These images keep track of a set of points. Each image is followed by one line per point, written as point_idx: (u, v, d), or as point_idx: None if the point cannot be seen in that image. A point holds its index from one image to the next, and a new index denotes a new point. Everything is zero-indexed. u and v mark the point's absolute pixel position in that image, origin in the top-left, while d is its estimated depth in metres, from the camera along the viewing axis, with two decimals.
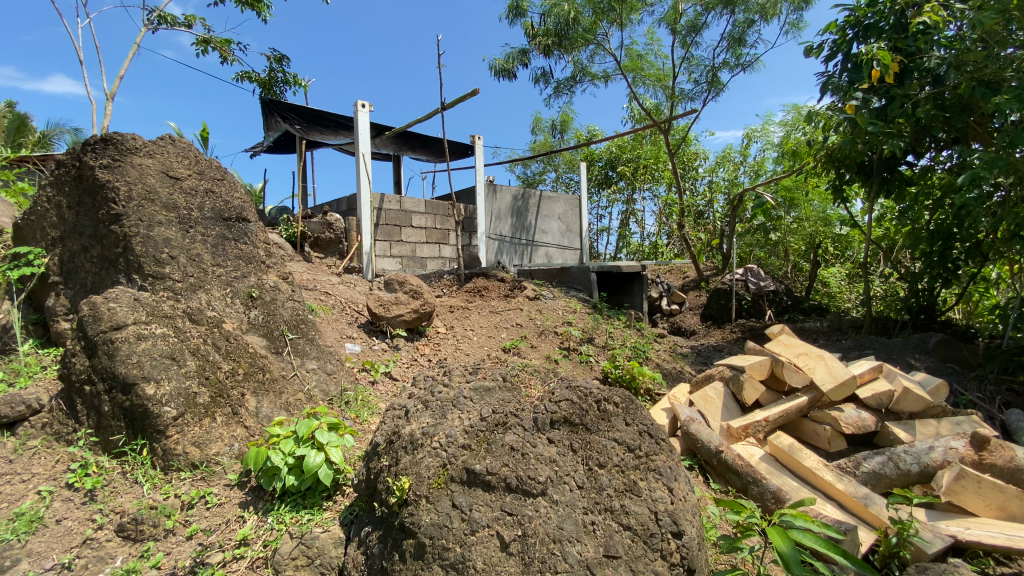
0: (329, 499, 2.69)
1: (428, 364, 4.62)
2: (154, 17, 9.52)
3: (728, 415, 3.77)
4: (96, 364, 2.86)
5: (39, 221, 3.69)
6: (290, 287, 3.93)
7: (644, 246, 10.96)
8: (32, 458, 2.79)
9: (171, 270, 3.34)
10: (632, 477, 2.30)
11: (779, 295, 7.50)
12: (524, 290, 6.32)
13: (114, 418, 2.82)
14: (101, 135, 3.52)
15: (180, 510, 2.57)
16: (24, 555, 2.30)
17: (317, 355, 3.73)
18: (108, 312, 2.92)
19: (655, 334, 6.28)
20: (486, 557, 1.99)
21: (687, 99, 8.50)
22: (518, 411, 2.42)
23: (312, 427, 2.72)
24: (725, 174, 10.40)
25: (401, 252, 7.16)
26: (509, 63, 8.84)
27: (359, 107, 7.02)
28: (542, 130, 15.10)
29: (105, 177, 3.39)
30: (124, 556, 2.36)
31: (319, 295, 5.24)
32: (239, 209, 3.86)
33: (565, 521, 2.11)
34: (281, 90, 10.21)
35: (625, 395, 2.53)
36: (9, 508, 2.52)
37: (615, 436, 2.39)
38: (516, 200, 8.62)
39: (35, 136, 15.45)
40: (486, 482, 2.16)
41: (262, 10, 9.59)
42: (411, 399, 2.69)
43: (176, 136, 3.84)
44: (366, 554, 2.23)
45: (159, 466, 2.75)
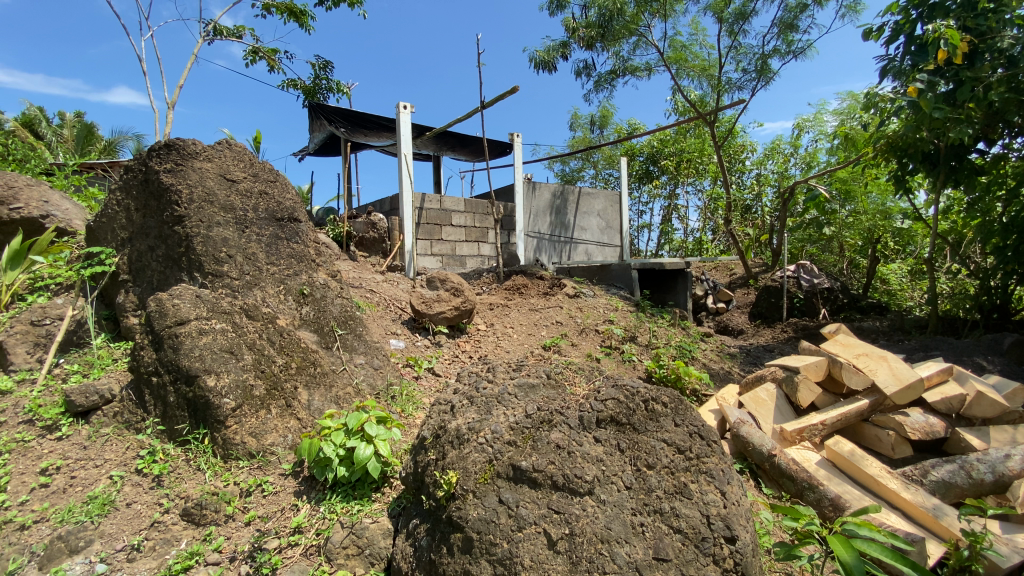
0: (377, 491, 2.77)
1: (470, 361, 4.66)
2: (209, 29, 10.04)
3: (781, 418, 3.61)
4: (162, 357, 3.03)
5: (110, 223, 3.94)
6: (338, 284, 4.08)
7: (688, 243, 10.69)
8: (105, 444, 2.99)
9: (229, 268, 3.51)
10: (682, 479, 2.24)
11: (834, 292, 7.15)
12: (563, 288, 6.29)
13: (179, 408, 2.98)
14: (164, 140, 3.72)
15: (239, 497, 2.70)
16: (97, 536, 2.48)
17: (365, 350, 3.84)
18: (173, 308, 3.09)
19: (700, 333, 6.11)
20: (533, 554, 1.99)
21: (734, 89, 8.19)
22: (563, 408, 2.40)
23: (362, 420, 2.79)
24: (775, 166, 9.99)
25: (442, 250, 7.26)
26: (549, 56, 8.78)
27: (401, 108, 7.15)
28: (581, 126, 14.97)
29: (169, 181, 3.59)
30: (189, 539, 2.51)
31: (364, 292, 5.38)
32: (291, 209, 4.01)
33: (612, 521, 2.08)
34: (325, 96, 10.55)
35: (674, 394, 2.45)
36: (85, 491, 2.71)
37: (664, 437, 2.33)
38: (556, 197, 8.57)
39: (102, 143, 16.61)
40: (532, 479, 2.15)
41: (305, 21, 9.92)
42: (456, 394, 2.70)
43: (232, 140, 4.02)
44: (414, 546, 2.26)
45: (219, 454, 2.89)
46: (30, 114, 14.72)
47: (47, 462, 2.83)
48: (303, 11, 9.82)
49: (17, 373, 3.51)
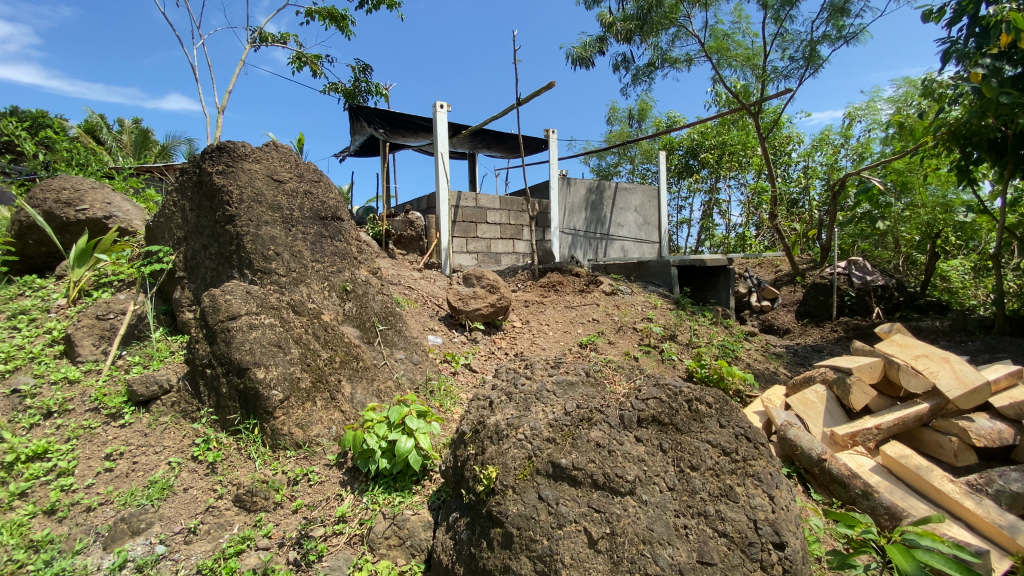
0: (418, 483, 2.83)
1: (506, 357, 4.66)
2: (256, 36, 10.43)
3: (832, 421, 3.45)
4: (216, 350, 3.18)
5: (167, 223, 4.16)
6: (378, 282, 4.18)
7: (729, 239, 10.36)
8: (164, 432, 3.16)
9: (277, 265, 3.64)
10: (728, 481, 2.18)
11: (889, 290, 6.78)
12: (599, 285, 6.23)
13: (231, 399, 3.12)
14: (216, 143, 3.88)
15: (287, 485, 2.80)
16: (157, 519, 2.63)
17: (404, 345, 3.91)
18: (226, 304, 3.23)
19: (744, 333, 5.92)
20: (574, 552, 1.97)
21: (780, 78, 7.86)
22: (603, 407, 2.37)
23: (403, 413, 2.86)
24: (823, 158, 9.56)
25: (477, 248, 7.30)
26: (586, 51, 8.68)
27: (438, 107, 7.24)
28: (618, 120, 14.73)
29: (221, 182, 3.75)
30: (240, 524, 2.63)
31: (402, 288, 5.48)
32: (334, 209, 4.15)
33: (655, 522, 2.04)
34: (364, 98, 10.79)
35: (719, 395, 2.39)
36: (146, 476, 2.88)
37: (708, 438, 2.28)
38: (592, 193, 8.48)
39: (156, 147, 17.51)
40: (572, 477, 2.13)
41: (346, 26, 10.16)
42: (495, 390, 2.71)
43: (278, 142, 4.17)
44: (454, 539, 2.28)
45: (268, 444, 3.00)
46: (92, 121, 15.68)
47: (111, 448, 3.02)
48: (343, 15, 10.06)
49: (84, 364, 3.75)
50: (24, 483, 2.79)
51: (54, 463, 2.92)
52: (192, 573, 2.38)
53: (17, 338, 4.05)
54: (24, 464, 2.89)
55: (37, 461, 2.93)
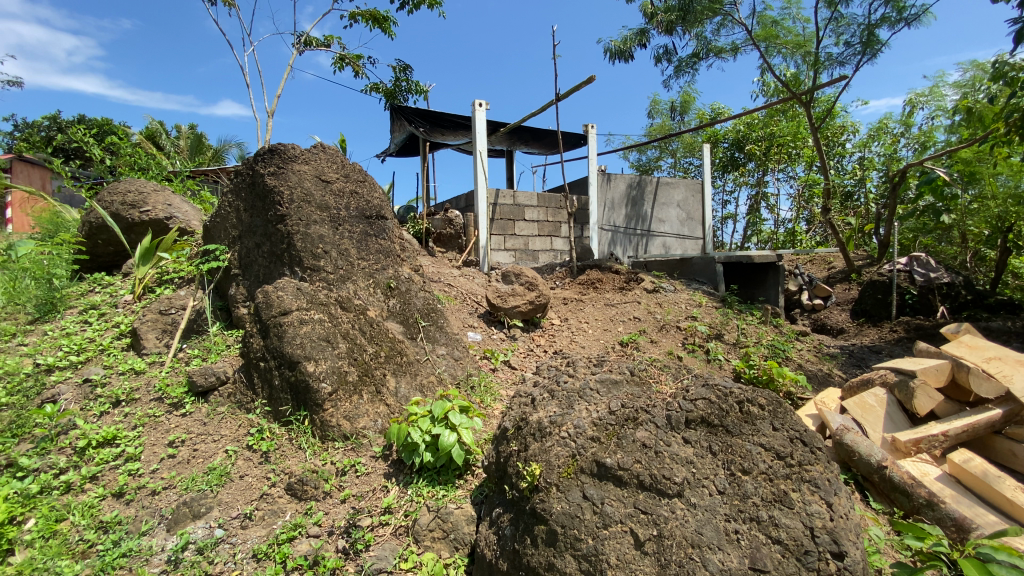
0: (461, 477, 2.87)
1: (545, 355, 4.64)
2: (302, 41, 10.80)
3: (893, 426, 3.26)
4: (269, 344, 3.32)
5: (223, 223, 4.35)
6: (421, 279, 4.26)
7: (778, 234, 9.95)
8: (221, 421, 3.32)
9: (325, 263, 3.76)
10: (782, 487, 2.10)
11: (955, 288, 6.33)
12: (641, 282, 6.12)
13: (283, 391, 3.25)
14: (268, 146, 4.04)
15: (335, 475, 2.90)
16: (216, 503, 2.77)
17: (446, 341, 3.97)
18: (278, 300, 3.36)
19: (795, 332, 5.68)
20: (619, 553, 1.94)
21: (835, 65, 7.47)
22: (650, 407, 2.33)
23: (446, 408, 2.91)
24: (881, 148, 9.04)
25: (515, 245, 7.31)
26: (626, 45, 8.52)
27: (477, 106, 7.29)
28: (660, 113, 14.42)
29: (272, 183, 3.89)
30: (292, 512, 2.73)
31: (443, 286, 5.55)
32: (378, 208, 4.26)
33: (704, 526, 1.99)
34: (405, 98, 10.98)
35: (771, 397, 2.33)
36: (206, 462, 3.04)
37: (760, 441, 2.21)
38: (632, 188, 8.32)
39: (211, 151, 18.45)
40: (617, 477, 2.10)
41: (387, 27, 10.36)
42: (536, 388, 2.71)
43: (326, 144, 4.30)
44: (498, 535, 2.28)
45: (318, 435, 3.11)
46: (153, 128, 16.66)
47: (174, 436, 3.20)
48: (385, 17, 10.26)
49: (149, 356, 3.99)
50: (95, 467, 3.02)
51: (123, 448, 3.14)
52: (249, 557, 2.50)
53: (89, 332, 4.37)
54: (95, 450, 3.13)
55: (107, 447, 3.16)
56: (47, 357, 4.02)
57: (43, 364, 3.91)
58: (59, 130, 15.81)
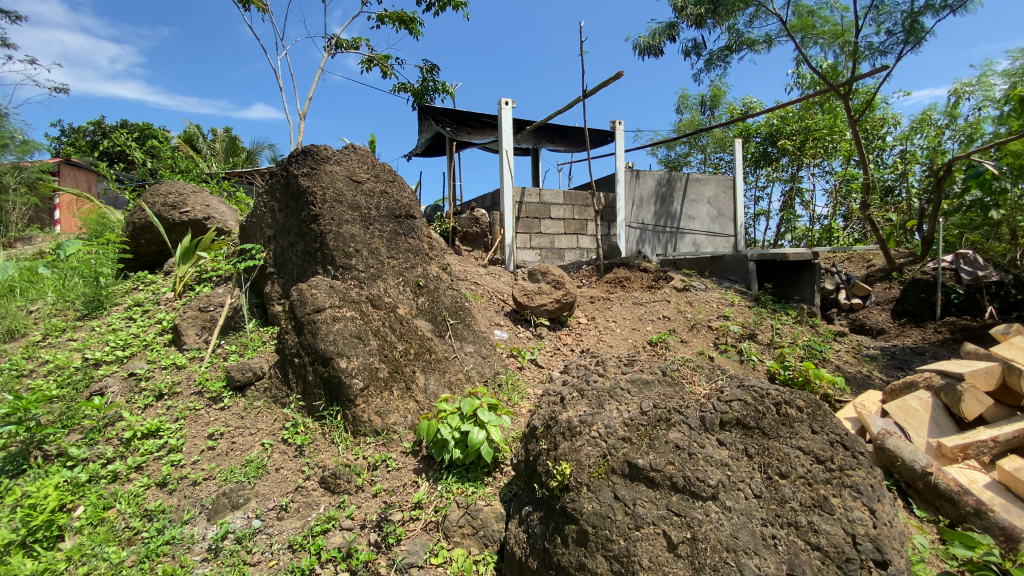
0: (489, 475, 2.90)
1: (572, 354, 4.62)
2: (332, 43, 11.02)
3: (938, 431, 3.13)
4: (303, 340, 3.40)
5: (259, 223, 4.48)
6: (448, 277, 4.29)
7: (813, 231, 9.65)
8: (258, 415, 3.42)
9: (356, 261, 3.83)
10: (822, 492, 2.06)
11: (1005, 287, 5.99)
12: (670, 281, 6.02)
13: (316, 386, 3.33)
14: (302, 147, 4.14)
15: (367, 470, 2.95)
16: (253, 495, 2.86)
17: (473, 339, 3.99)
18: (312, 297, 3.45)
19: (832, 332, 5.50)
20: (652, 555, 1.92)
21: (876, 55, 7.19)
22: (682, 407, 2.29)
23: (474, 405, 2.93)
24: (924, 141, 8.67)
25: (541, 243, 7.30)
26: (654, 40, 8.39)
27: (503, 104, 7.29)
28: (688, 108, 14.15)
29: (306, 184, 3.99)
30: (326, 504, 2.80)
31: (469, 284, 5.59)
32: (408, 207, 4.31)
33: (739, 529, 1.95)
34: (432, 97, 11.09)
35: (811, 399, 2.27)
36: (243, 455, 3.14)
37: (799, 444, 2.16)
38: (661, 185, 8.19)
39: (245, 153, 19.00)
40: (650, 478, 2.08)
41: (414, 28, 10.47)
42: (566, 386, 2.71)
43: (357, 145, 4.38)
44: (528, 533, 2.28)
45: (350, 430, 3.18)
46: (190, 131, 17.26)
47: (213, 428, 3.32)
48: (412, 18, 10.37)
49: (190, 351, 4.15)
50: (140, 457, 3.16)
51: (166, 440, 3.27)
52: (285, 547, 2.57)
53: (134, 328, 4.57)
54: (140, 441, 3.27)
55: (151, 438, 3.30)
56: (95, 352, 4.22)
57: (92, 359, 4.11)
58: (104, 134, 16.54)
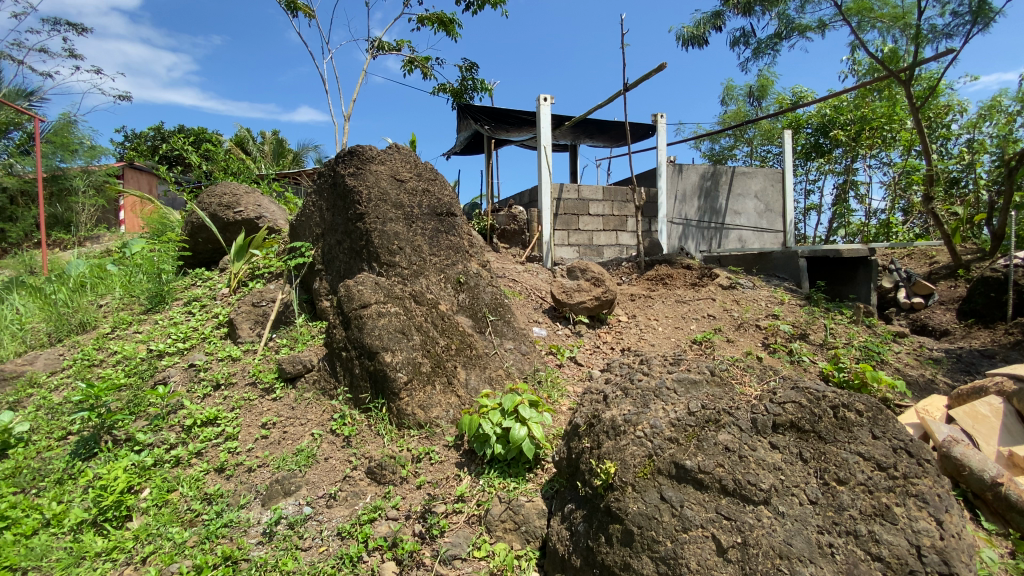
0: (531, 471, 2.91)
1: (613, 352, 4.57)
2: (375, 46, 11.28)
3: (1012, 439, 2.91)
4: (351, 335, 3.51)
5: (308, 222, 4.65)
6: (489, 274, 4.32)
7: (870, 226, 9.17)
8: (307, 407, 3.56)
9: (400, 259, 3.92)
10: (884, 500, 1.97)
11: None
12: (715, 278, 5.85)
13: (363, 379, 3.44)
14: (348, 148, 4.26)
15: (411, 462, 3.02)
16: (304, 483, 2.98)
17: (513, 335, 4.00)
18: (358, 293, 3.55)
19: (891, 333, 5.21)
20: (700, 558, 1.88)
21: (940, 38, 6.73)
22: (732, 409, 2.24)
23: (516, 402, 2.95)
24: (994, 129, 8.07)
25: (580, 240, 7.24)
26: (699, 29, 8.15)
27: (541, 100, 7.27)
28: (735, 99, 13.69)
29: (352, 183, 4.11)
30: (372, 494, 2.88)
31: (508, 281, 5.61)
32: (449, 205, 4.36)
33: (794, 536, 1.88)
34: (471, 96, 11.18)
35: (872, 403, 2.18)
36: (294, 444, 3.27)
37: (859, 450, 2.08)
38: (705, 179, 7.97)
39: (292, 155, 19.72)
40: (698, 480, 2.04)
41: (454, 28, 10.58)
42: (610, 385, 2.68)
43: (401, 144, 4.47)
44: (571, 531, 2.27)
45: (395, 423, 3.26)
46: (241, 134, 18.06)
47: (266, 418, 3.47)
48: (451, 18, 10.47)
49: (244, 344, 4.35)
50: (200, 443, 3.34)
51: (223, 428, 3.45)
52: (334, 534, 2.66)
53: (193, 321, 4.84)
54: (200, 428, 3.46)
55: (209, 426, 3.48)
56: (159, 344, 4.50)
57: (156, 351, 4.37)
58: (163, 139, 17.53)
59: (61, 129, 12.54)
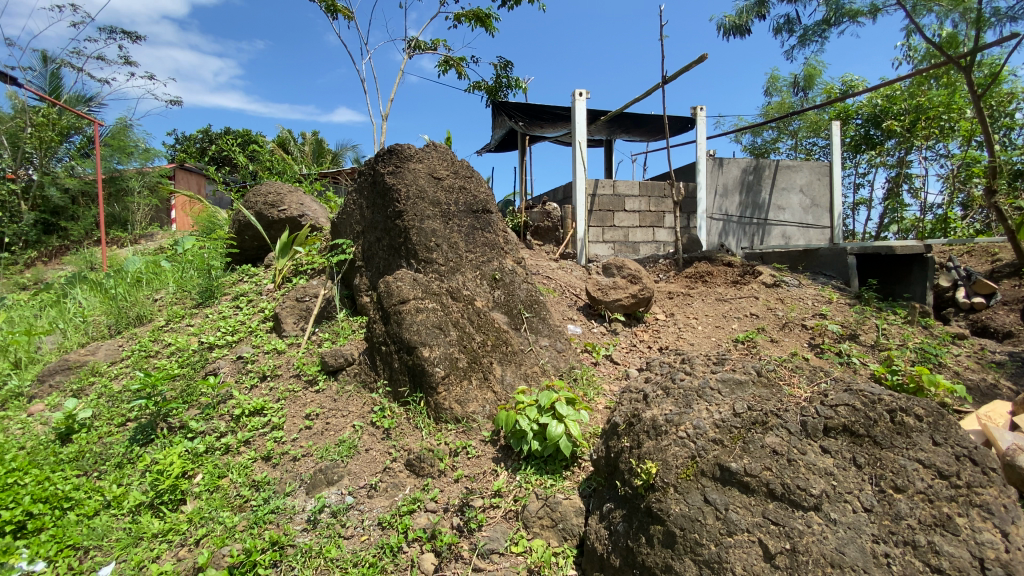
0: (568, 469, 2.90)
1: (650, 351, 4.49)
2: (411, 46, 11.44)
3: None
4: (390, 330, 3.58)
5: (349, 219, 4.78)
6: (524, 271, 4.33)
7: (925, 222, 8.69)
8: (348, 399, 3.66)
9: (437, 255, 3.97)
10: (945, 510, 1.87)
11: None
12: (758, 276, 5.68)
13: (401, 373, 3.50)
14: (388, 147, 4.35)
15: (449, 455, 3.06)
16: (346, 473, 3.07)
17: (549, 332, 3.99)
18: (397, 289, 3.62)
19: (949, 334, 4.92)
20: (746, 563, 1.83)
21: (1005, 20, 6.28)
22: (780, 411, 2.17)
23: (553, 399, 2.95)
24: None
25: (615, 237, 7.15)
26: (741, 18, 7.89)
27: (577, 96, 7.20)
28: (779, 90, 13.22)
29: (391, 181, 4.18)
30: (411, 486, 2.94)
31: (542, 278, 5.60)
32: (484, 202, 4.39)
33: (847, 545, 1.81)
34: (505, 93, 11.19)
35: (932, 408, 2.10)
36: (336, 435, 3.37)
37: (917, 456, 2.00)
38: (747, 173, 7.72)
39: (331, 155, 20.26)
40: (744, 483, 1.99)
41: (489, 25, 10.60)
42: (650, 385, 2.63)
43: (438, 142, 4.52)
44: (609, 530, 2.25)
45: (433, 416, 3.31)
46: (283, 136, 18.68)
47: (310, 409, 3.59)
48: (487, 16, 10.50)
49: (288, 337, 4.51)
50: (248, 432, 3.49)
51: (269, 418, 3.58)
52: (375, 524, 2.73)
53: (241, 315, 5.04)
54: (248, 418, 3.61)
55: (257, 416, 3.63)
56: (210, 336, 4.71)
57: (207, 343, 4.59)
58: (210, 141, 18.31)
59: (118, 133, 13.25)
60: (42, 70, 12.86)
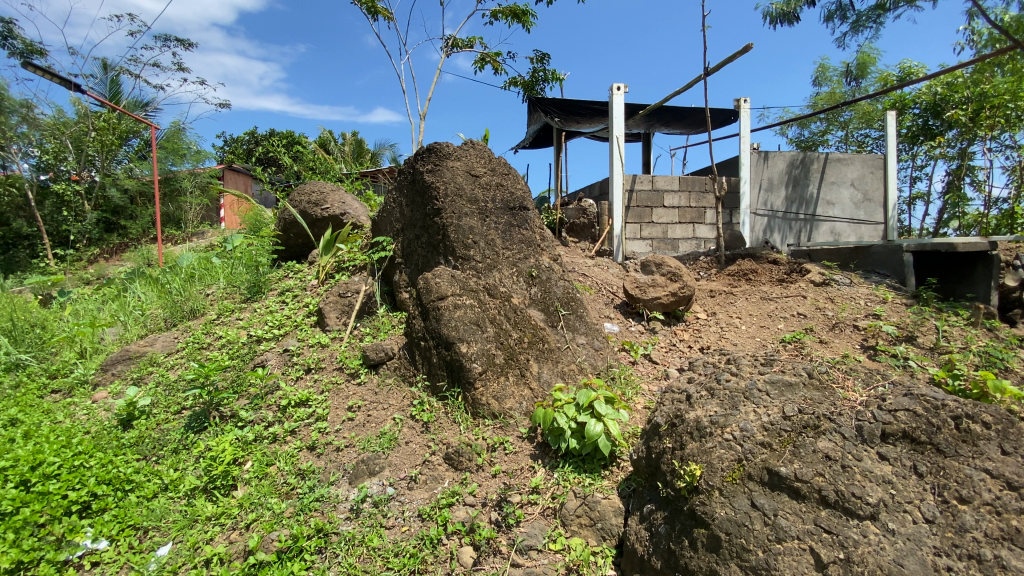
0: (606, 468, 2.88)
1: (690, 350, 4.39)
2: (449, 44, 11.55)
3: None
4: (429, 325, 3.64)
5: (389, 217, 4.88)
6: (561, 268, 4.31)
7: (990, 217, 8.14)
8: (389, 393, 3.74)
9: (475, 253, 4.00)
10: (1015, 523, 1.76)
11: None
12: (806, 274, 5.47)
13: (440, 368, 3.55)
14: (427, 145, 4.41)
15: (486, 450, 3.09)
16: (388, 464, 3.14)
17: (586, 330, 3.97)
18: (436, 286, 3.66)
19: (1018, 338, 4.59)
20: (796, 571, 1.77)
21: None
22: (834, 415, 2.09)
23: (591, 397, 2.92)
24: None
25: (653, 233, 7.02)
26: (789, 5, 7.58)
27: (615, 90, 7.10)
28: (828, 79, 12.63)
29: (430, 179, 4.24)
30: (450, 479, 2.98)
31: (579, 275, 5.55)
32: (522, 199, 4.40)
33: (906, 557, 1.72)
34: (541, 88, 11.14)
35: (1001, 415, 2.00)
36: (377, 427, 3.45)
37: (984, 466, 1.89)
38: (794, 167, 7.42)
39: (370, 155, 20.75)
40: (794, 488, 1.92)
41: (526, 20, 10.57)
42: (693, 385, 2.57)
43: (475, 140, 4.55)
44: (650, 531, 2.21)
45: (470, 412, 3.34)
46: (324, 136, 19.25)
47: (352, 402, 3.70)
48: (524, 11, 10.47)
49: (331, 332, 4.65)
50: (294, 422, 3.62)
51: (314, 409, 3.71)
52: (415, 516, 2.79)
53: (286, 310, 5.24)
54: (294, 408, 3.75)
55: (302, 407, 3.76)
56: (258, 330, 4.91)
57: (255, 336, 4.79)
58: (256, 142, 19.05)
59: (172, 136, 13.96)
60: (103, 77, 13.68)
